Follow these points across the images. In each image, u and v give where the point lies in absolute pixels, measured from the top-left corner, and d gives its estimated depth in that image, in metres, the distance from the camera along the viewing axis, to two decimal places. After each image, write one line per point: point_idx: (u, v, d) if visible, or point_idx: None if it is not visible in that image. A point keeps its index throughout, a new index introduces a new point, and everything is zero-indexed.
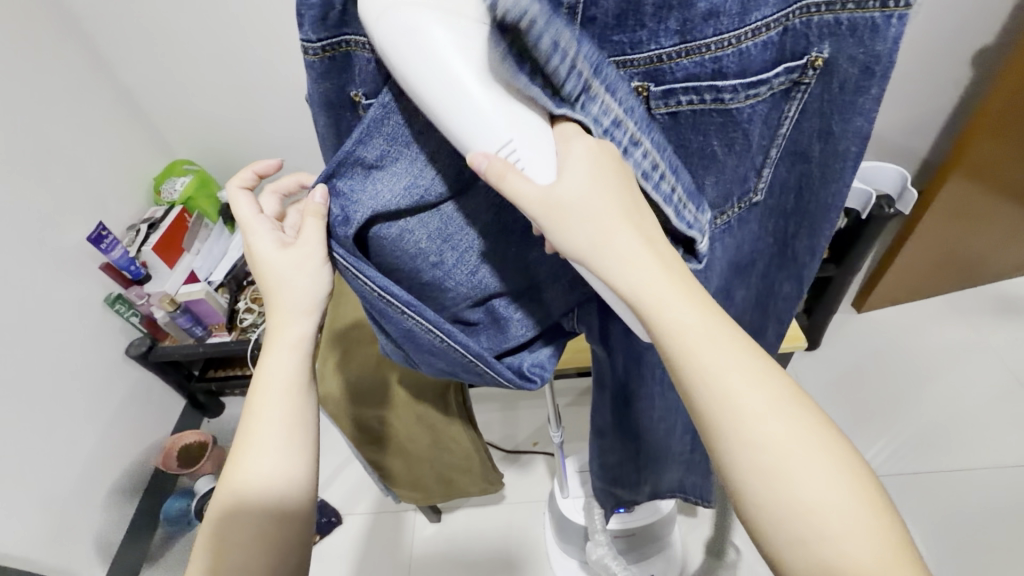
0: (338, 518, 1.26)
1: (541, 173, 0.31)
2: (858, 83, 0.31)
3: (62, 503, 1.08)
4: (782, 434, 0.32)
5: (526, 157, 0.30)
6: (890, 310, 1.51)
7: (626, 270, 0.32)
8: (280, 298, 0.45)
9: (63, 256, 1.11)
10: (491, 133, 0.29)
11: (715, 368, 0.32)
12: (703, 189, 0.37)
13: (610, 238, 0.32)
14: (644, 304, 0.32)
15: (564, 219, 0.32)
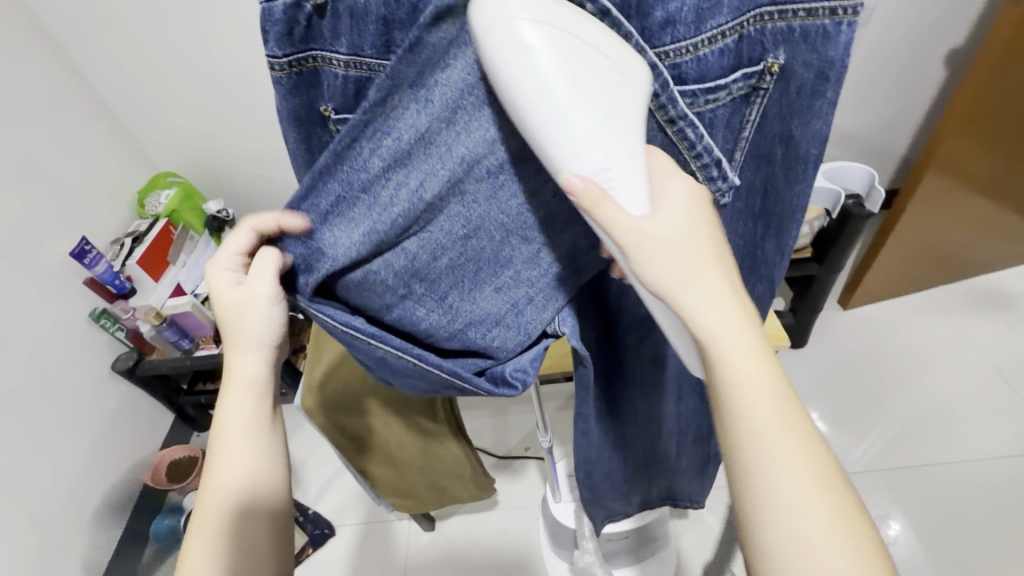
0: (331, 529, 1.25)
1: (636, 202, 0.32)
2: (814, 86, 0.32)
3: (49, 522, 1.07)
4: (806, 508, 0.31)
5: (618, 183, 0.31)
6: (874, 306, 1.53)
7: (716, 320, 0.33)
8: (234, 334, 0.45)
9: (47, 271, 1.10)
10: (586, 158, 0.30)
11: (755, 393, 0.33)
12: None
13: (702, 281, 0.33)
14: (719, 349, 0.33)
15: (655, 254, 0.32)
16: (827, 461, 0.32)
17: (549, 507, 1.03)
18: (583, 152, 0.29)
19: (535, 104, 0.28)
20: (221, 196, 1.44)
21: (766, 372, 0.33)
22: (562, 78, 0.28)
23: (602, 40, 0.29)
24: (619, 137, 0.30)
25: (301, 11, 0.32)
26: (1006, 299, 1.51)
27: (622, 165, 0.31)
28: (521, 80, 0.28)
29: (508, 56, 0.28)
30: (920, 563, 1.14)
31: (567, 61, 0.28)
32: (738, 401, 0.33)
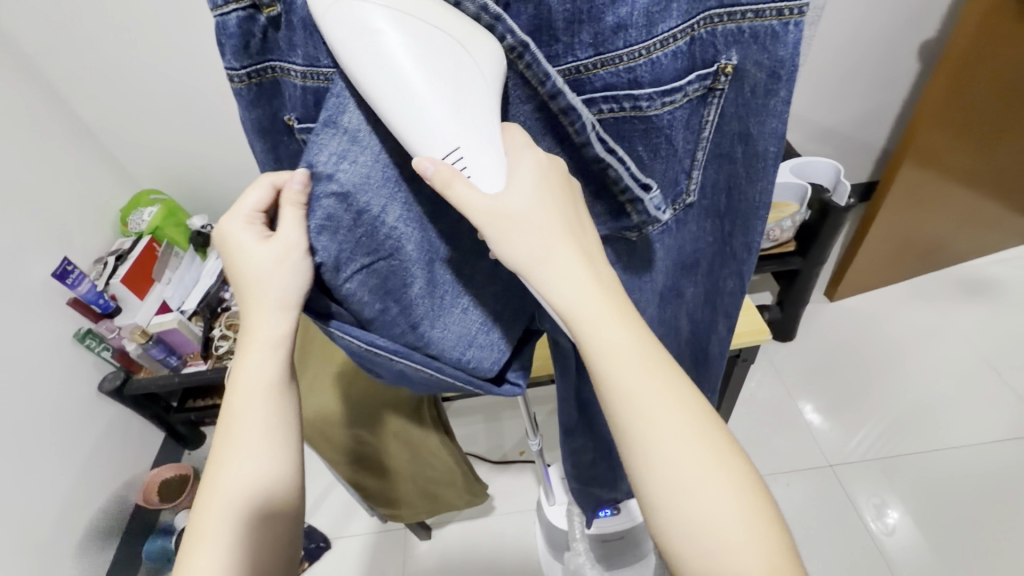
0: (327, 542, 1.24)
1: (491, 180, 0.32)
2: (767, 86, 0.32)
3: (40, 546, 1.05)
4: (681, 454, 0.34)
5: (472, 166, 0.32)
6: (860, 298, 1.54)
7: (580, 296, 0.34)
8: (257, 291, 0.42)
9: (29, 294, 1.09)
10: (435, 142, 0.31)
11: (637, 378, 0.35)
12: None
13: (554, 254, 0.34)
14: (582, 320, 0.35)
15: (510, 230, 0.33)
16: (699, 410, 0.36)
17: (544, 510, 1.03)
18: (432, 132, 0.30)
19: (385, 91, 0.30)
20: (205, 211, 1.44)
21: (630, 336, 0.35)
22: (413, 67, 0.30)
23: (455, 26, 0.30)
24: (476, 122, 0.31)
25: (256, 25, 0.33)
26: (989, 286, 1.53)
27: (479, 148, 0.32)
28: (370, 67, 0.30)
29: (354, 44, 0.30)
30: (918, 551, 1.14)
31: (419, 48, 0.30)
32: (608, 369, 0.35)
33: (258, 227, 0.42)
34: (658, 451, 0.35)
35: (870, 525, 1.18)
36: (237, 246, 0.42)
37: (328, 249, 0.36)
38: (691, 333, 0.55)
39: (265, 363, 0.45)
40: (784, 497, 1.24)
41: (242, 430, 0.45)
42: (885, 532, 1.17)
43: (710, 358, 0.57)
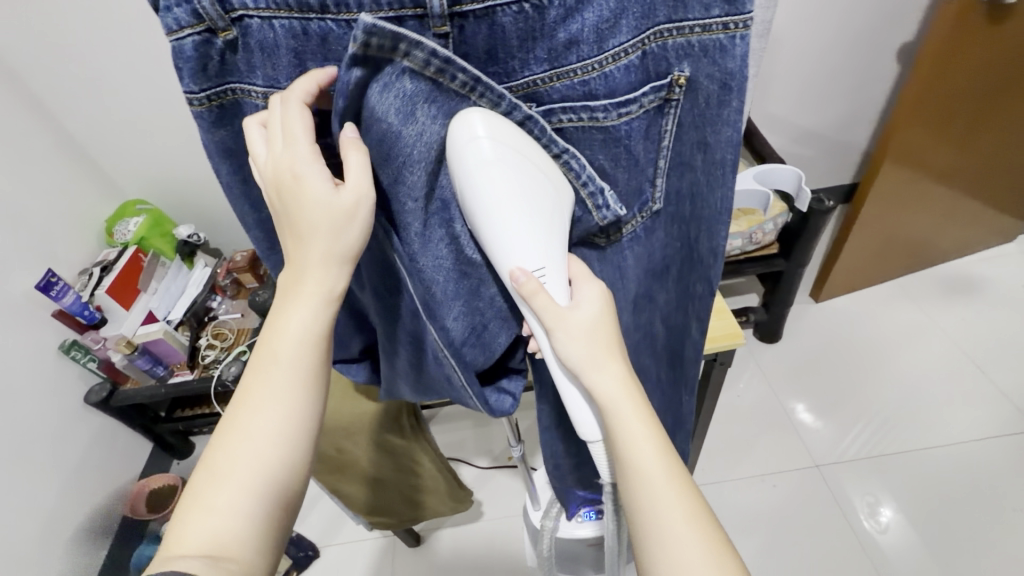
0: (316, 551, 1.23)
1: (562, 296, 0.38)
2: (719, 97, 0.33)
3: (25, 562, 1.04)
4: (688, 561, 0.35)
5: (550, 279, 0.37)
6: (845, 298, 1.56)
7: (615, 396, 0.38)
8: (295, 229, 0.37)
9: (11, 305, 1.08)
10: (531, 257, 0.36)
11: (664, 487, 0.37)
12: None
13: (604, 362, 0.38)
14: (615, 421, 0.38)
15: (571, 333, 0.38)
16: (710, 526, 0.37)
17: (529, 515, 1.03)
18: (526, 249, 0.35)
19: (489, 220, 0.34)
20: (190, 220, 1.43)
21: (651, 437, 0.38)
22: (515, 187, 0.34)
23: (547, 164, 0.35)
24: (557, 247, 0.36)
25: (213, 48, 0.32)
26: (971, 284, 1.55)
27: (555, 269, 0.37)
28: (470, 170, 0.33)
29: (467, 159, 0.33)
30: (912, 549, 1.15)
31: (513, 172, 0.33)
32: (631, 470, 0.38)
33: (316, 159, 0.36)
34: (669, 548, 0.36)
35: (864, 523, 1.19)
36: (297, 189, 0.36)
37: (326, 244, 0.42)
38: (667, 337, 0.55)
39: (311, 314, 0.39)
40: (771, 498, 1.25)
41: (277, 377, 0.39)
42: (879, 530, 1.18)
43: (684, 362, 0.58)
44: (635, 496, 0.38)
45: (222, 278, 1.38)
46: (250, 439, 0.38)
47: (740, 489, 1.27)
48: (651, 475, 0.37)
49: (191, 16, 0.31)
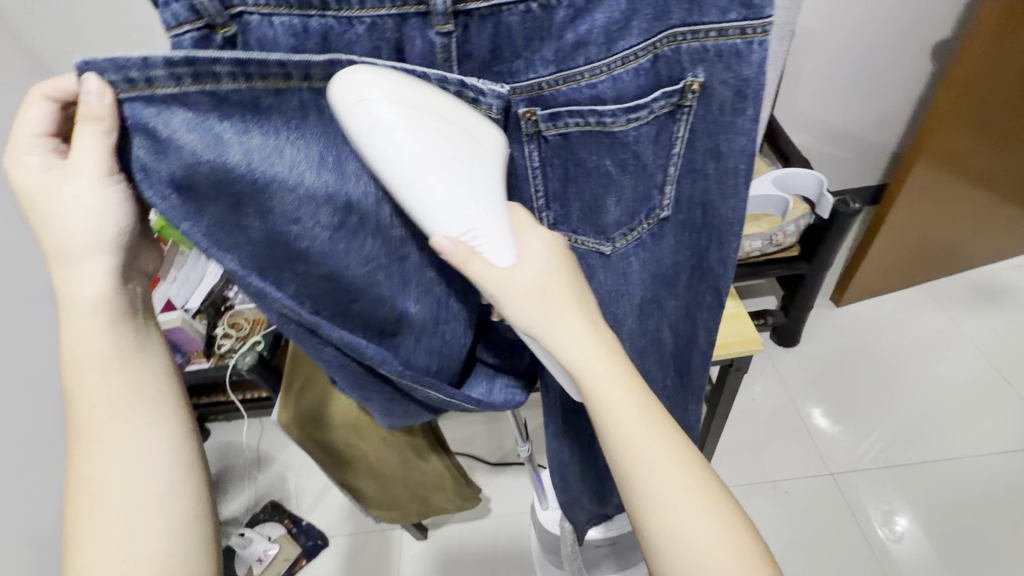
0: (324, 542, 1.26)
1: (501, 255, 0.34)
2: (734, 105, 0.32)
3: None
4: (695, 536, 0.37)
5: (485, 240, 0.33)
6: (869, 303, 1.51)
7: (590, 371, 0.36)
8: (60, 258, 0.37)
9: None
10: (456, 221, 0.32)
11: (662, 469, 0.37)
12: (608, 210, 0.39)
13: (561, 324, 0.36)
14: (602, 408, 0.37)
15: (524, 302, 0.35)
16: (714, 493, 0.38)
17: (536, 515, 1.04)
18: (450, 214, 0.32)
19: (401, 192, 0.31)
20: None
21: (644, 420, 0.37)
22: (429, 147, 0.30)
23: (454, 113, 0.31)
24: (490, 204, 0.33)
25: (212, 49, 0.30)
26: (1003, 291, 1.49)
27: (487, 224, 0.33)
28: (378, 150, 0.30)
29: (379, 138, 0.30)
30: (931, 561, 1.12)
31: (422, 130, 0.30)
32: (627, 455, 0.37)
33: (52, 155, 0.36)
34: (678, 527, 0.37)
35: (878, 532, 1.17)
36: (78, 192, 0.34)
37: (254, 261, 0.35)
38: (675, 348, 0.54)
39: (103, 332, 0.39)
40: (785, 506, 1.22)
41: (116, 414, 0.40)
42: (893, 539, 1.16)
43: (692, 370, 0.56)
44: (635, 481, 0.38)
45: None
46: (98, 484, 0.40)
47: (752, 495, 1.25)
48: (652, 462, 0.37)
49: (189, 11, 0.29)
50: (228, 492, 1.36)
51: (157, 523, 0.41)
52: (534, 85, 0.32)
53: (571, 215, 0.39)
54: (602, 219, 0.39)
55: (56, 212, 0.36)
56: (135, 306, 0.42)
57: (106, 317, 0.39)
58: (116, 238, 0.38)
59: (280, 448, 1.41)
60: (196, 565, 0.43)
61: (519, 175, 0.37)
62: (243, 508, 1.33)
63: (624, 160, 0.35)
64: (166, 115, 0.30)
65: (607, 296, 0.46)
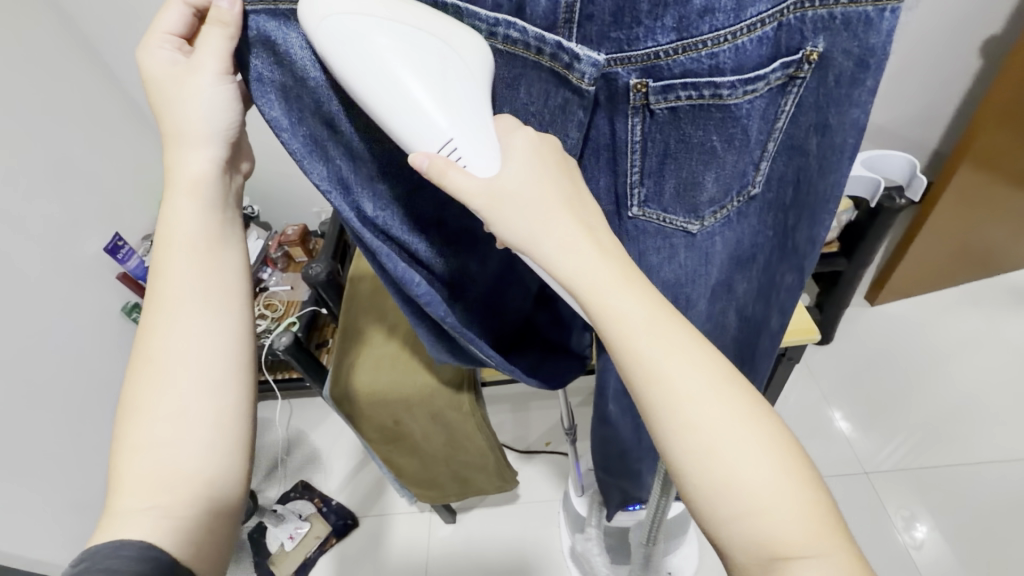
0: (354, 521, 1.27)
1: (483, 165, 0.36)
2: (853, 75, 0.33)
3: (86, 508, 1.10)
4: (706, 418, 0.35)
5: (466, 155, 0.35)
6: (904, 303, 1.49)
7: (580, 261, 0.36)
8: (172, 128, 0.42)
9: (82, 266, 1.15)
10: (434, 135, 0.34)
11: (582, 267, 0.36)
12: (705, 186, 0.40)
13: (552, 225, 0.37)
14: (584, 290, 0.36)
15: (506, 209, 0.36)
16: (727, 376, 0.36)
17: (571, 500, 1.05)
18: (428, 133, 0.34)
19: (381, 93, 0.33)
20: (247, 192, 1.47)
21: (636, 299, 0.36)
22: (398, 59, 0.33)
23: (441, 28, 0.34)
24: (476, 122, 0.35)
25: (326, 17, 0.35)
26: None
27: (468, 134, 0.35)
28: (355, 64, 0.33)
29: (347, 66, 0.33)
30: (949, 565, 1.11)
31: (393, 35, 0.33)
32: (619, 329, 0.36)
33: (179, 53, 0.42)
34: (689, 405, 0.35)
35: (898, 536, 1.15)
36: (193, 79, 0.41)
37: (327, 178, 0.40)
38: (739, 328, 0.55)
39: (194, 213, 0.44)
40: None
41: (190, 296, 0.44)
42: (913, 545, 1.14)
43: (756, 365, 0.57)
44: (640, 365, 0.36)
45: (274, 251, 1.42)
46: (165, 359, 0.43)
47: None
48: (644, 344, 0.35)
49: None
50: (261, 468, 1.39)
51: (210, 407, 0.43)
52: (650, 55, 0.34)
53: (665, 190, 0.41)
54: (692, 195, 0.41)
55: (178, 99, 0.41)
56: (229, 200, 0.46)
57: (201, 197, 0.44)
58: (224, 133, 0.44)
59: (312, 428, 1.44)
60: (230, 465, 0.43)
61: (621, 150, 0.39)
62: (273, 485, 1.36)
63: (737, 135, 0.37)
64: (284, 30, 0.36)
65: (690, 274, 0.47)
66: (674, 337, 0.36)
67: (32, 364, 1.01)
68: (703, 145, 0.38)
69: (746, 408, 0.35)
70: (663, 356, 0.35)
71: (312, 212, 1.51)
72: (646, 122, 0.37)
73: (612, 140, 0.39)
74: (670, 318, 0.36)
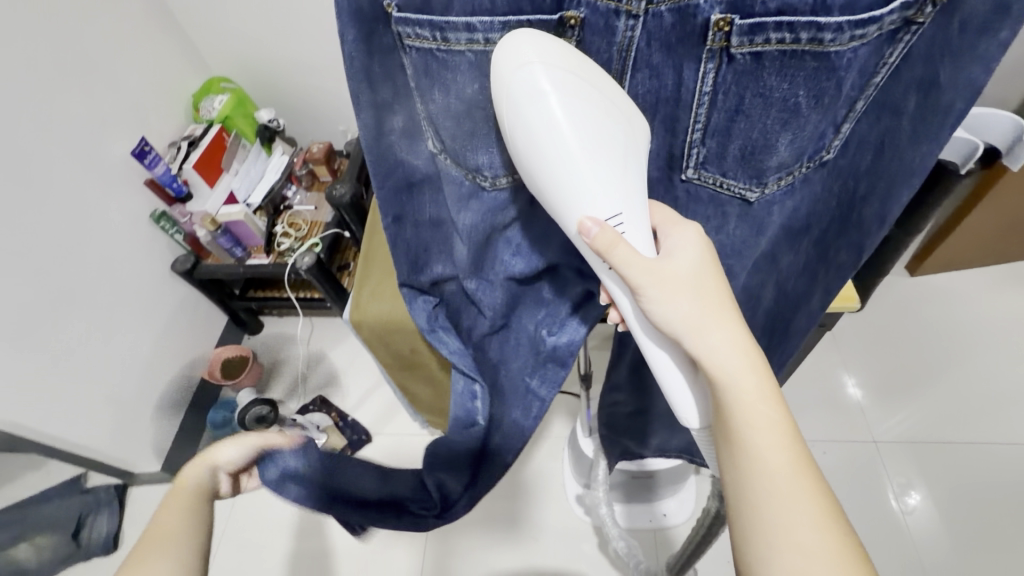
0: (368, 437, 1.34)
1: (648, 249, 0.44)
2: (986, 21, 0.33)
3: (120, 399, 1.18)
4: (808, 539, 0.39)
5: (627, 225, 0.41)
6: (943, 276, 1.43)
7: (716, 350, 0.43)
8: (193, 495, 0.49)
9: (112, 169, 1.15)
10: (603, 207, 0.40)
11: (724, 353, 0.43)
12: (778, 150, 0.40)
13: (710, 326, 0.44)
14: (723, 382, 0.43)
15: (675, 290, 0.44)
16: (835, 518, 0.40)
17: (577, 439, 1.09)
18: (589, 198, 0.40)
19: (557, 162, 0.39)
20: (273, 105, 1.43)
21: (768, 408, 0.42)
22: (568, 125, 0.38)
23: (609, 92, 0.39)
24: (637, 198, 0.41)
25: None
26: None
27: (631, 213, 0.41)
28: (534, 120, 0.38)
29: (532, 119, 0.38)
30: (938, 534, 1.12)
31: (566, 96, 0.37)
32: (745, 431, 0.42)
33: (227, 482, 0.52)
34: (793, 524, 0.39)
35: (892, 502, 1.16)
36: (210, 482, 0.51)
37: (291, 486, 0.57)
38: (775, 305, 0.58)
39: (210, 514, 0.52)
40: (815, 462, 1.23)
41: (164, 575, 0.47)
42: (905, 511, 1.15)
43: (787, 337, 0.62)
44: (746, 468, 0.42)
45: (298, 168, 1.40)
46: None
47: None
48: (768, 453, 0.41)
49: None
50: (283, 381, 1.45)
51: None
52: None
53: (728, 153, 0.42)
54: (759, 158, 0.41)
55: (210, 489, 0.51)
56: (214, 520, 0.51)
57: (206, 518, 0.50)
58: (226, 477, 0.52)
59: (331, 347, 1.49)
60: None
61: (686, 101, 0.40)
62: (294, 399, 1.42)
63: (825, 92, 0.36)
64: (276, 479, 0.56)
65: (739, 244, 0.49)
66: (801, 459, 0.41)
67: (58, 264, 1.03)
68: (786, 100, 0.37)
69: (843, 548, 0.38)
70: (784, 472, 0.40)
71: (338, 130, 1.47)
72: (722, 68, 0.37)
73: (678, 91, 0.40)
74: (786, 423, 0.42)
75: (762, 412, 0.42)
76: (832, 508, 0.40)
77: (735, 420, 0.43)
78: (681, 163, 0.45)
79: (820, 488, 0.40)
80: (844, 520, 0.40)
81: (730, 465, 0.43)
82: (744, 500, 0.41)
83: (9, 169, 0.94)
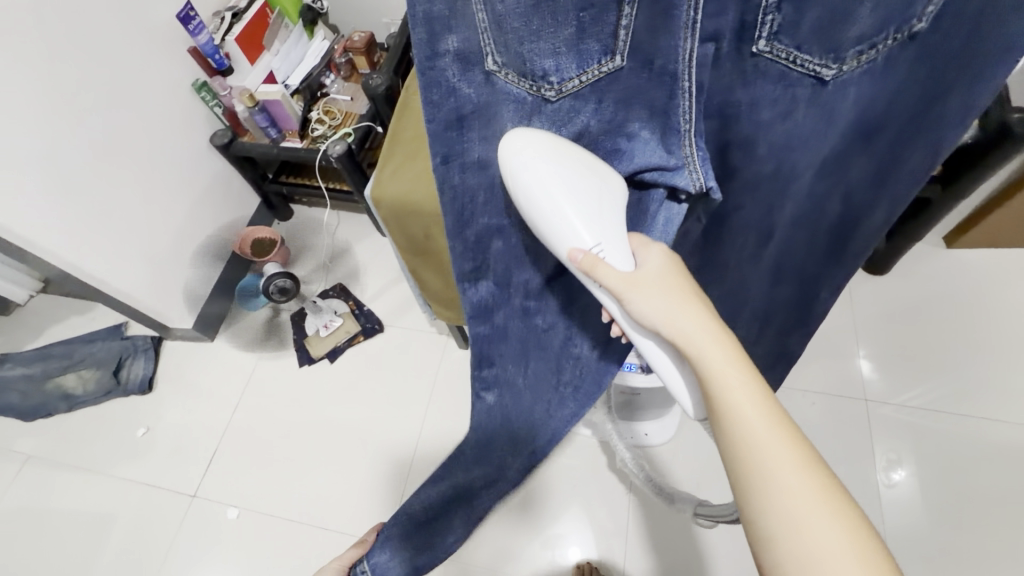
0: (381, 327, 1.42)
1: (625, 262, 0.48)
2: None
3: (156, 258, 1.26)
4: (806, 512, 0.40)
5: (607, 250, 0.47)
6: (983, 252, 1.37)
7: (691, 339, 0.46)
8: None
9: (158, 31, 1.16)
10: (590, 240, 0.47)
11: (699, 340, 0.46)
12: (859, 20, 0.41)
13: (683, 317, 0.46)
14: (703, 368, 0.45)
15: (647, 290, 0.47)
16: (826, 482, 0.41)
17: None
18: (579, 236, 0.47)
19: (548, 209, 0.47)
20: None
21: (747, 387, 0.44)
22: (556, 184, 0.46)
23: (590, 163, 0.48)
24: (619, 235, 0.49)
25: None
26: None
27: (611, 242, 0.48)
28: (528, 182, 0.47)
29: (529, 183, 0.47)
30: (915, 507, 1.14)
31: (552, 165, 0.47)
32: (729, 415, 0.44)
33: None
34: (789, 500, 0.41)
35: (875, 474, 1.18)
36: None
37: None
38: (837, 215, 0.59)
39: None
40: (804, 412, 1.26)
41: None
42: (886, 484, 1.17)
43: (840, 249, 0.61)
44: (735, 453, 0.43)
45: (338, 56, 1.38)
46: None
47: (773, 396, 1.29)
48: (754, 432, 0.43)
49: None
50: (307, 266, 1.53)
51: None
52: None
53: (805, 25, 0.42)
54: (841, 31, 0.42)
55: None
56: None
57: None
58: None
59: (356, 242, 1.54)
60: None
61: None
62: (316, 280, 1.50)
63: None
64: None
65: (807, 134, 0.50)
66: (785, 433, 0.43)
67: (103, 118, 1.08)
68: None
69: (836, 510, 0.40)
70: (770, 446, 0.42)
71: (383, 22, 1.44)
72: None
73: None
74: (765, 399, 0.44)
75: (742, 393, 0.44)
76: (823, 474, 0.42)
77: (720, 406, 0.44)
78: (753, 33, 0.44)
79: (807, 458, 0.42)
80: (836, 484, 0.42)
81: (725, 456, 0.45)
82: (743, 487, 0.43)
83: (59, 13, 0.97)
